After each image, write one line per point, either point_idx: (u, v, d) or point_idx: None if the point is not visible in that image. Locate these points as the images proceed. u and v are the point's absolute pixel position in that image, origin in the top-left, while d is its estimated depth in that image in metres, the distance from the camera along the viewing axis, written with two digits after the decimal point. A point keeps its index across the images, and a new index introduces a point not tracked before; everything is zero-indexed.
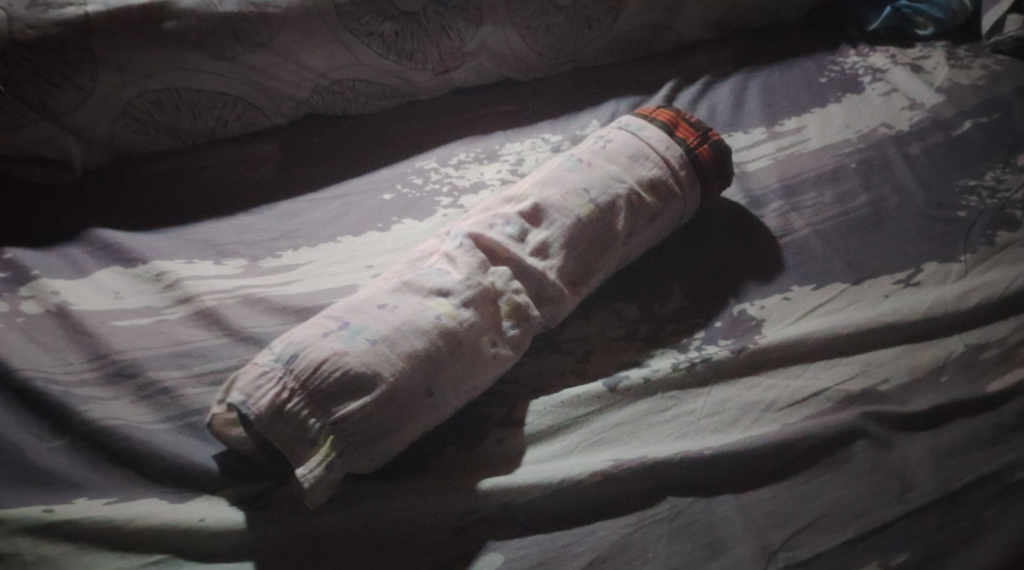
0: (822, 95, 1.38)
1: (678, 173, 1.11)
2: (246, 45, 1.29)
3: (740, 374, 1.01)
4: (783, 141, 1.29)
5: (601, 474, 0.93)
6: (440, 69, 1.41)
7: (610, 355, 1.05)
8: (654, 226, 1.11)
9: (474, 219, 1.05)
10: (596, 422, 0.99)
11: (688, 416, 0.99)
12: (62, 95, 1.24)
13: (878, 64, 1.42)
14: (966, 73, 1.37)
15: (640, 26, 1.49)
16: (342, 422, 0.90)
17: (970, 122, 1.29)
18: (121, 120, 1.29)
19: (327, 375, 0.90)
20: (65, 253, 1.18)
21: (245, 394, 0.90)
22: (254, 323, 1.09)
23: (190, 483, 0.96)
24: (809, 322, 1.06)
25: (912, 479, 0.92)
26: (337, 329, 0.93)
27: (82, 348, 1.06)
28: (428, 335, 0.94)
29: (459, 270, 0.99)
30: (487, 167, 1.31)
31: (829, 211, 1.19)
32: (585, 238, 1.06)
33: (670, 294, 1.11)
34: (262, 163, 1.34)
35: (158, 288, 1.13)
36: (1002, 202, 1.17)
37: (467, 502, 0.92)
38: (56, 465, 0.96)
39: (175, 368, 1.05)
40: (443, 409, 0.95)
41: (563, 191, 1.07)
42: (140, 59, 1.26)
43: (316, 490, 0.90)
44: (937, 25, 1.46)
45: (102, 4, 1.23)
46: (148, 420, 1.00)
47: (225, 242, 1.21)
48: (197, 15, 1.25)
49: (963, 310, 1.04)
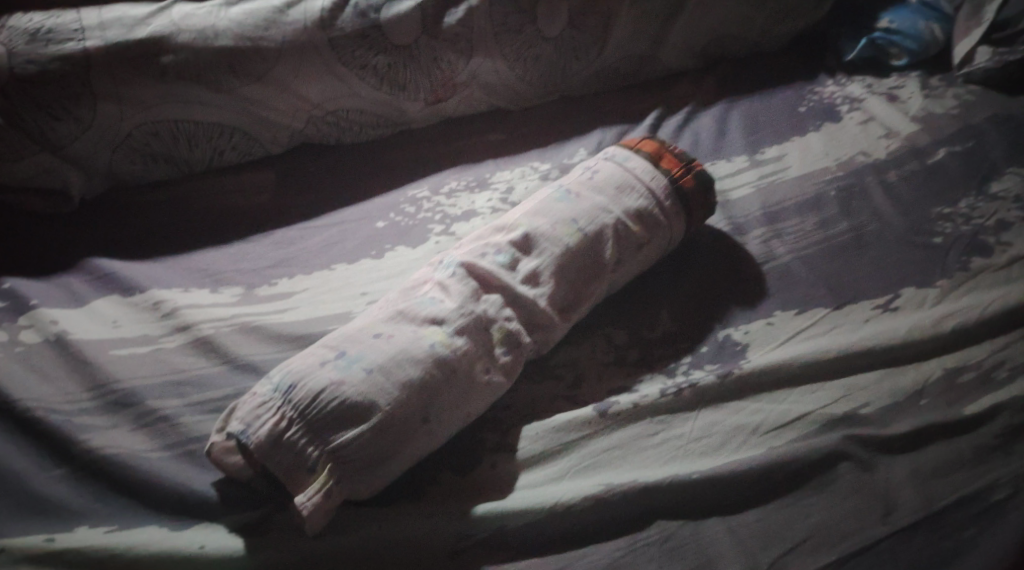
0: (801, 124, 1.42)
1: (663, 202, 1.15)
2: (242, 78, 1.33)
3: (725, 399, 1.05)
4: (765, 170, 1.34)
5: (593, 498, 0.96)
6: (432, 99, 1.44)
7: (601, 381, 1.08)
8: (640, 254, 1.14)
9: (467, 249, 1.08)
10: (587, 447, 1.02)
11: (676, 440, 1.02)
12: (61, 127, 1.27)
13: (855, 93, 1.47)
14: (940, 103, 1.42)
15: (626, 56, 1.52)
16: (340, 449, 0.93)
17: (945, 150, 1.33)
18: (119, 151, 1.32)
19: (325, 404, 0.93)
20: (63, 282, 1.20)
21: (245, 423, 0.93)
22: (253, 351, 1.11)
23: (189, 510, 0.98)
24: (792, 346, 1.09)
25: (893, 501, 0.95)
26: (334, 358, 0.96)
27: (81, 377, 1.08)
28: (424, 363, 0.96)
29: (452, 298, 1.02)
30: (478, 195, 1.34)
31: (810, 238, 1.22)
32: (575, 267, 1.09)
33: (658, 320, 1.14)
34: (257, 192, 1.37)
35: (155, 316, 1.15)
36: (977, 228, 1.21)
37: (463, 527, 0.95)
38: (57, 495, 0.98)
39: (174, 397, 1.07)
40: (438, 435, 0.98)
41: (553, 221, 1.11)
42: (138, 92, 1.29)
43: (315, 517, 0.92)
44: (911, 56, 1.51)
45: (101, 39, 1.26)
46: (147, 449, 1.02)
47: (221, 270, 1.23)
48: (193, 49, 1.29)
49: (940, 334, 1.08)
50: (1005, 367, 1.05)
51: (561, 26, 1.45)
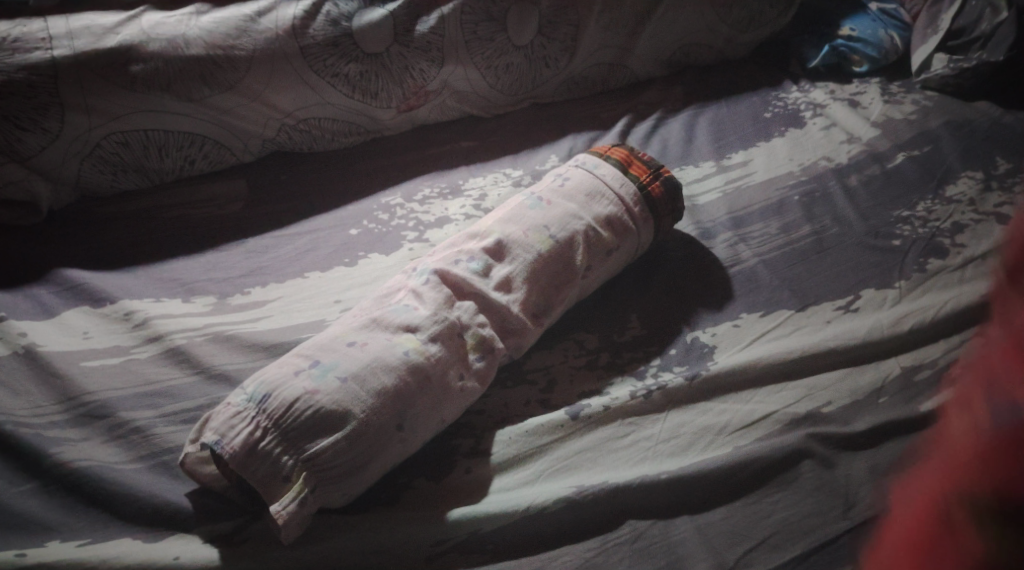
0: (766, 129, 1.45)
1: (633, 209, 1.17)
2: (213, 88, 1.33)
3: (695, 401, 1.07)
4: (731, 175, 1.36)
5: (564, 501, 0.98)
6: (404, 107, 1.45)
7: (572, 384, 1.10)
8: (610, 260, 1.16)
9: (440, 256, 1.10)
10: (558, 449, 1.04)
11: (645, 442, 1.04)
12: (29, 138, 1.27)
13: (818, 100, 1.51)
14: (899, 109, 1.46)
15: (596, 63, 1.55)
16: (315, 458, 0.94)
17: (903, 155, 1.37)
18: (88, 161, 1.32)
19: (300, 413, 0.94)
20: (32, 294, 1.20)
21: (219, 434, 0.94)
22: (227, 360, 1.12)
23: (163, 522, 0.98)
24: (758, 348, 1.12)
25: (855, 498, 0.98)
26: (309, 367, 0.97)
27: (52, 389, 1.08)
28: (398, 371, 0.98)
29: (426, 305, 1.03)
30: (451, 202, 1.35)
31: (774, 242, 1.25)
32: (546, 273, 1.11)
33: (628, 324, 1.16)
34: (228, 202, 1.37)
35: (127, 327, 1.16)
36: (933, 231, 1.24)
37: (437, 532, 0.96)
38: (29, 508, 0.99)
39: (147, 408, 1.07)
40: (412, 441, 0.99)
41: (524, 228, 1.12)
42: (107, 102, 1.29)
43: (290, 525, 0.93)
44: (871, 63, 1.55)
45: (69, 48, 1.26)
46: (121, 461, 1.03)
47: (194, 280, 1.24)
48: (164, 58, 1.29)
49: (900, 335, 1.11)
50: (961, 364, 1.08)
51: (532, 34, 1.47)
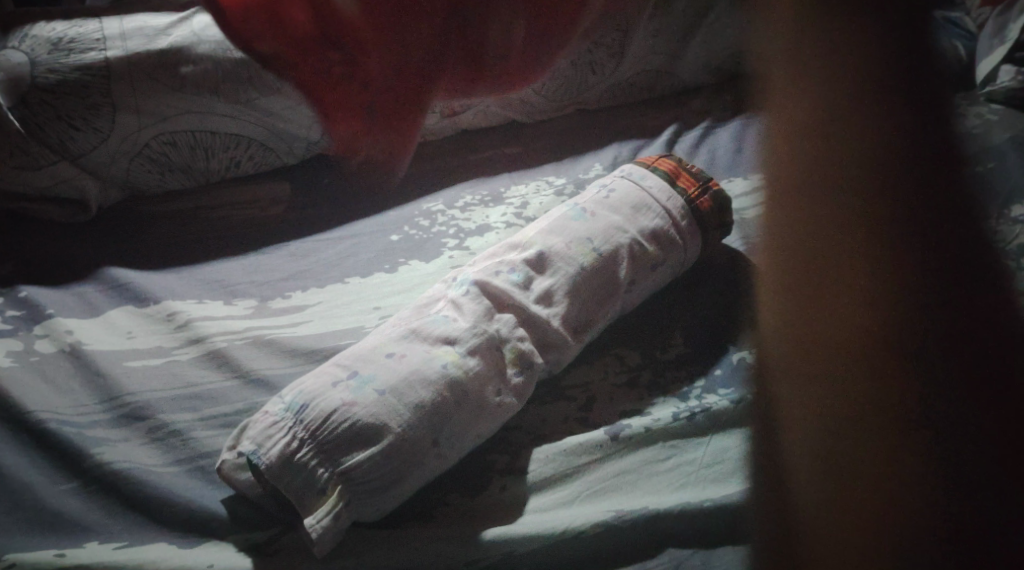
0: (820, 140, 1.41)
1: (678, 224, 1.15)
2: (260, 90, 1.33)
3: (751, 430, 1.05)
4: (782, 189, 1.34)
5: (602, 525, 0.96)
6: (448, 112, 1.44)
7: (612, 403, 1.08)
8: (655, 274, 1.14)
9: (481, 266, 1.09)
10: (597, 470, 1.02)
11: (687, 467, 1.02)
12: (81, 137, 1.28)
13: (875, 111, 1.47)
14: (961, 122, 1.41)
15: (642, 70, 1.55)
16: (350, 472, 0.93)
17: (965, 171, 1.32)
18: (137, 160, 1.33)
19: (336, 425, 0.94)
20: (78, 292, 1.21)
21: (256, 444, 0.94)
22: (265, 366, 1.11)
23: (197, 528, 0.98)
24: (807, 373, 1.09)
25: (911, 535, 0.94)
26: (347, 379, 0.97)
27: (95, 389, 1.09)
28: (436, 385, 0.97)
29: (466, 317, 1.02)
30: (492, 210, 1.34)
31: (826, 260, 1.22)
32: (590, 286, 1.09)
33: (671, 341, 1.15)
34: (272, 204, 1.38)
35: (170, 328, 1.16)
36: (996, 253, 1.20)
37: (469, 552, 0.95)
38: (68, 508, 0.99)
39: (185, 411, 1.07)
40: (448, 457, 0.98)
41: (567, 241, 1.11)
42: (158, 102, 1.29)
43: (324, 540, 0.92)
44: (932, 73, 1.50)
45: (122, 48, 1.27)
46: (159, 464, 1.03)
47: (235, 282, 1.24)
48: (213, 60, 1.29)
49: (956, 362, 1.08)
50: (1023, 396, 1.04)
51: None
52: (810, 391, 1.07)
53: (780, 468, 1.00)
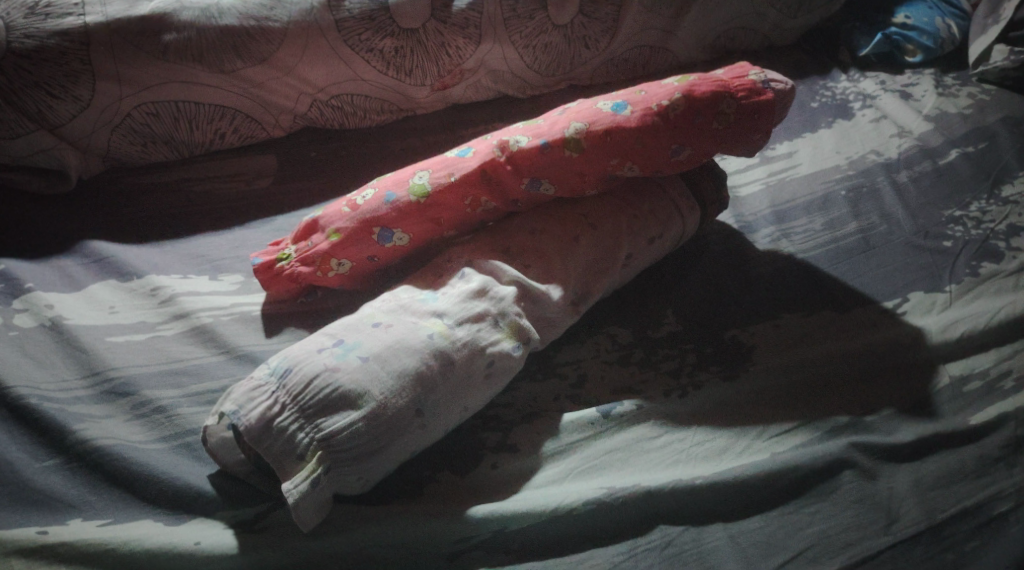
0: (813, 119, 1.40)
1: (678, 198, 1.14)
2: (245, 59, 1.30)
3: (742, 408, 1.05)
4: (775, 166, 1.32)
5: (594, 503, 0.96)
6: (439, 85, 1.41)
7: (604, 381, 1.07)
8: (651, 248, 1.13)
9: (475, 246, 1.07)
10: (589, 448, 1.02)
11: (679, 444, 1.02)
12: (60, 106, 1.26)
13: (868, 90, 1.46)
14: (954, 102, 1.41)
15: (636, 46, 1.48)
16: (330, 438, 0.92)
17: (957, 151, 1.32)
18: (119, 131, 1.30)
19: (318, 391, 0.92)
20: (59, 265, 1.18)
21: (238, 404, 0.93)
22: (252, 342, 1.10)
23: (185, 505, 0.97)
24: (821, 341, 1.10)
25: (898, 512, 0.96)
26: (332, 346, 0.95)
27: (77, 364, 1.06)
28: (421, 354, 0.95)
29: (454, 297, 1.00)
30: None
31: (818, 238, 1.22)
32: (585, 260, 1.08)
33: (663, 319, 1.13)
34: (257, 176, 1.35)
35: (153, 303, 1.13)
36: (987, 233, 1.21)
37: (461, 530, 0.95)
38: (50, 484, 0.97)
39: (169, 387, 1.05)
40: (432, 428, 0.96)
41: (562, 218, 1.09)
42: (141, 72, 1.27)
43: (302, 506, 0.91)
44: (926, 53, 1.49)
45: (102, 14, 1.24)
46: (143, 440, 1.01)
47: (220, 256, 1.22)
48: (197, 28, 1.27)
49: (949, 341, 1.08)
50: (1012, 377, 1.06)
51: (572, 13, 1.41)
52: (809, 373, 1.07)
53: (803, 414, 1.04)
